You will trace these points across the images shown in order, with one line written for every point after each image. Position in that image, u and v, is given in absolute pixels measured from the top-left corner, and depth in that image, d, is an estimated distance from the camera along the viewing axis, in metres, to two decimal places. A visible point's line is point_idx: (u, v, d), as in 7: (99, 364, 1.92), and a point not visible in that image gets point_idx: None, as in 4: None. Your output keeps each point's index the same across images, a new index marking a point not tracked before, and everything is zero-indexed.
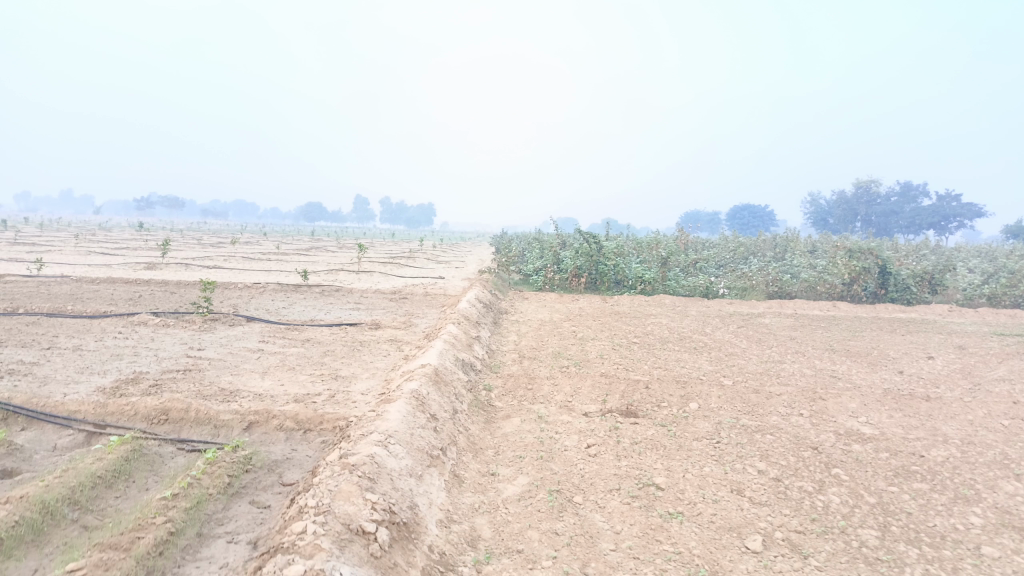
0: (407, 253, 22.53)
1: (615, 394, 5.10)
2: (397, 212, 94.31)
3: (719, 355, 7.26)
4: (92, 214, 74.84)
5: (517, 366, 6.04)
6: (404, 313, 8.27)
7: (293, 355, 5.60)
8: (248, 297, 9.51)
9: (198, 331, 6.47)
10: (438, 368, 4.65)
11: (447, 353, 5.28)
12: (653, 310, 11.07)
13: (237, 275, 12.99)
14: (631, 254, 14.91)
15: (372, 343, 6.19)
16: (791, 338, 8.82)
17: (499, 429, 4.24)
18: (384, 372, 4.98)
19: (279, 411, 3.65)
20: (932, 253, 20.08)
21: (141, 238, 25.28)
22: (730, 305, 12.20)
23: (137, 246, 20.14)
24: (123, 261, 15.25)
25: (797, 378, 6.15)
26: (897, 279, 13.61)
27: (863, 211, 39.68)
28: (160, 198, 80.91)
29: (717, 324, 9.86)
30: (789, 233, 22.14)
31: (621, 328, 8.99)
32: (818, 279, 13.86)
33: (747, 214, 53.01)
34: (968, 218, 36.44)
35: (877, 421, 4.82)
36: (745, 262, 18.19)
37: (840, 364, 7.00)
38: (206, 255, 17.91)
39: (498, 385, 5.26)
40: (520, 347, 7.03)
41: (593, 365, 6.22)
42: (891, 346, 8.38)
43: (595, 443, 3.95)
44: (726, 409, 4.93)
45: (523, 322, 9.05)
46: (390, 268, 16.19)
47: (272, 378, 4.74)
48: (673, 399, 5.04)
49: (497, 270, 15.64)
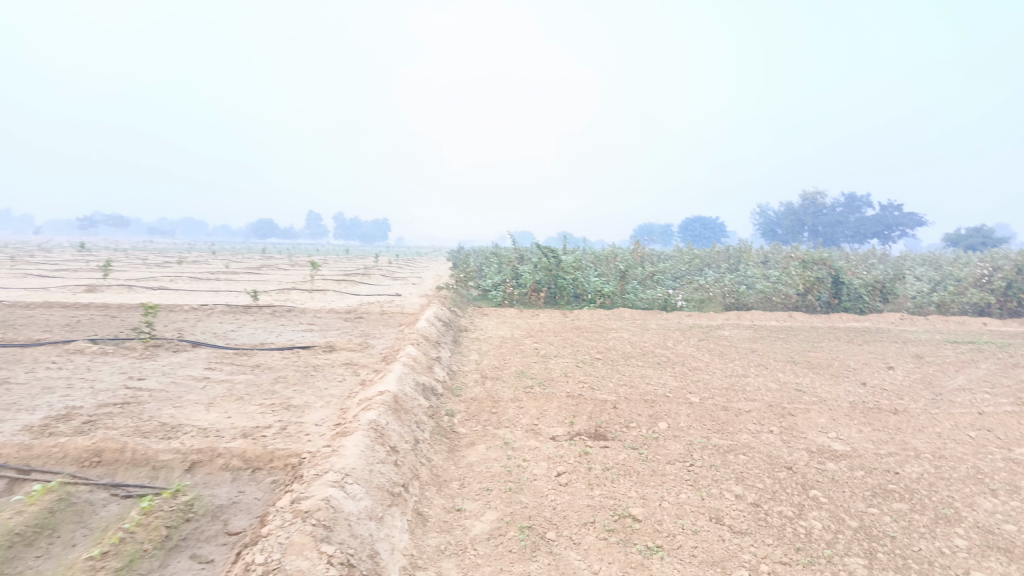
0: (361, 270, 22.12)
1: (582, 416, 4.92)
2: (351, 228, 93.23)
3: (683, 370, 7.15)
4: (31, 234, 72.10)
5: (479, 388, 5.82)
6: (360, 334, 7.98)
7: (242, 383, 5.29)
8: (194, 320, 9.09)
9: (139, 359, 6.09)
10: (397, 395, 4.41)
11: (406, 377, 5.04)
12: (614, 324, 10.98)
13: (183, 296, 12.49)
14: (589, 267, 14.84)
15: (327, 368, 5.90)
16: (753, 351, 8.80)
17: (464, 458, 4.01)
18: (339, 400, 4.71)
19: (225, 449, 3.36)
20: (880, 261, 20.53)
21: (82, 258, 24.30)
22: (689, 317, 12.20)
23: (77, 267, 19.32)
24: (61, 284, 14.54)
25: (764, 392, 6.07)
26: (850, 288, 13.81)
27: (810, 221, 40.63)
28: (104, 217, 78.41)
29: (679, 337, 9.81)
30: (741, 244, 22.43)
31: (582, 344, 8.85)
32: (773, 290, 13.99)
33: (699, 225, 53.80)
34: (910, 227, 37.59)
35: (847, 437, 4.75)
36: (700, 274, 18.30)
37: (804, 377, 6.96)
38: (151, 275, 17.27)
39: (461, 410, 5.03)
40: (482, 367, 6.82)
41: (557, 384, 6.04)
42: (851, 356, 8.41)
43: (565, 471, 3.76)
44: (696, 428, 4.80)
45: (484, 340, 8.83)
46: (345, 285, 15.83)
47: (219, 410, 4.43)
48: (642, 420, 4.89)
49: (455, 286, 15.40)
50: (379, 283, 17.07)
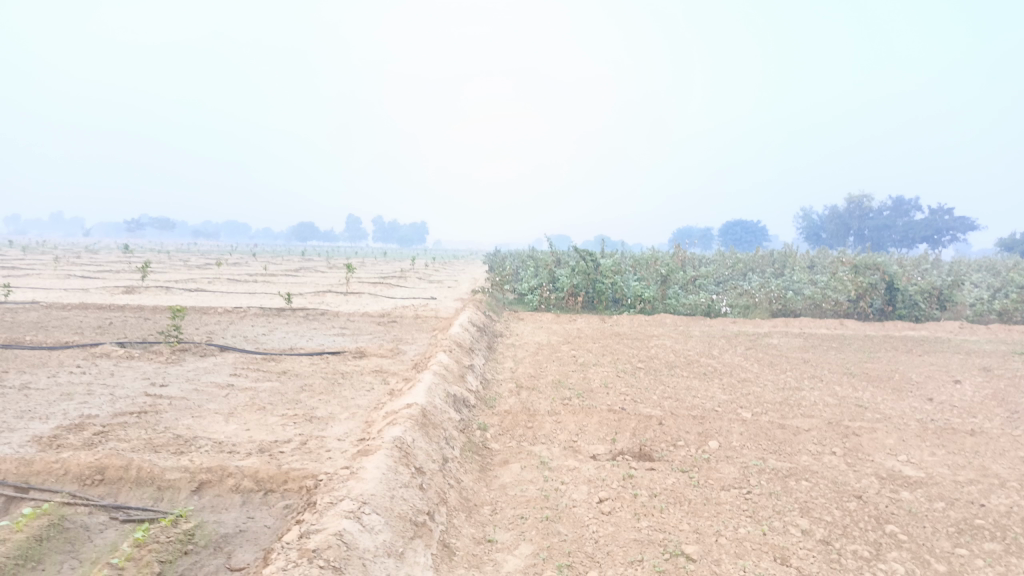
0: (398, 273, 22.02)
1: (625, 432, 4.56)
2: (389, 230, 93.82)
3: (731, 381, 6.72)
4: (82, 236, 74.15)
5: (514, 400, 5.49)
6: (392, 339, 7.71)
7: (266, 392, 5.04)
8: (226, 322, 8.93)
9: (164, 364, 5.90)
10: (427, 407, 4.10)
11: (437, 387, 4.73)
12: (655, 331, 10.55)
13: (218, 298, 12.42)
14: (628, 272, 14.41)
15: (355, 376, 5.63)
16: (805, 361, 8.30)
17: (497, 479, 3.69)
18: (365, 412, 4.42)
19: (236, 467, 3.08)
20: (933, 267, 19.64)
21: (125, 259, 24.68)
22: (734, 324, 11.69)
23: (119, 268, 19.54)
24: (101, 285, 14.60)
25: (821, 409, 5.62)
26: (905, 295, 13.15)
27: (856, 225, 39.44)
28: (151, 219, 80.34)
29: (724, 345, 9.35)
30: (786, 248, 21.71)
31: (623, 351, 8.45)
32: (823, 296, 13.39)
33: (739, 229, 52.76)
34: (961, 232, 36.19)
35: (920, 461, 4.30)
36: (744, 279, 17.71)
37: (863, 391, 6.47)
38: (188, 277, 17.33)
39: (494, 424, 4.70)
40: (517, 376, 6.49)
41: (597, 396, 5.67)
42: (911, 368, 7.86)
43: (608, 497, 3.40)
44: (751, 449, 4.40)
45: (519, 347, 8.50)
46: (381, 288, 15.65)
47: (238, 421, 4.18)
48: (690, 438, 4.51)
49: (491, 290, 15.11)
50: (415, 286, 16.86)
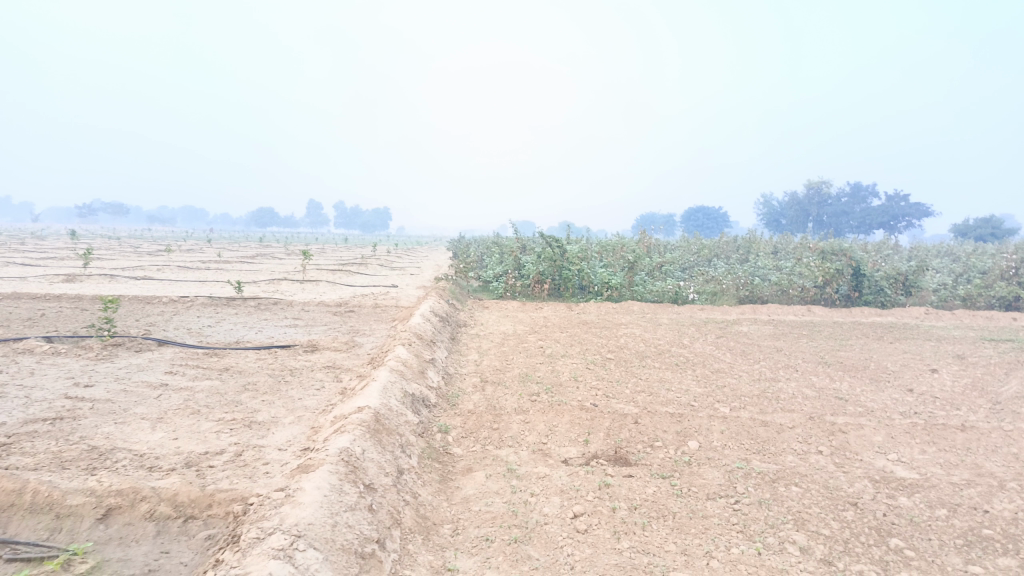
0: (358, 259, 21.42)
1: (598, 433, 4.21)
2: (351, 216, 92.36)
3: (705, 373, 6.41)
4: (30, 222, 71.40)
5: (478, 397, 5.10)
6: (347, 331, 7.24)
7: (204, 392, 4.56)
8: (170, 313, 8.36)
9: (94, 361, 5.37)
10: (380, 411, 3.68)
11: (393, 386, 4.31)
12: (624, 319, 10.24)
13: (165, 286, 11.75)
14: (594, 258, 14.08)
15: (305, 373, 5.18)
16: (777, 350, 8.05)
17: (459, 491, 3.30)
18: (313, 415, 3.99)
19: (152, 490, 2.63)
20: (894, 253, 19.73)
21: (71, 245, 23.60)
22: (702, 311, 11.47)
23: (62, 255, 18.58)
24: (39, 273, 13.77)
25: (802, 403, 5.34)
26: (871, 281, 13.07)
27: (815, 212, 39.80)
28: (103, 204, 77.79)
29: (695, 334, 9.07)
30: (750, 234, 21.61)
31: (592, 341, 8.11)
32: (790, 282, 13.22)
33: (701, 215, 53.00)
34: (917, 218, 36.81)
35: (913, 461, 4.03)
36: (710, 264, 17.57)
37: (841, 382, 6.22)
38: (136, 264, 16.49)
39: (456, 425, 4.30)
40: (482, 369, 6.09)
41: (567, 392, 5.32)
42: (886, 357, 7.66)
43: (583, 512, 3.04)
44: (733, 449, 4.09)
45: (484, 337, 8.11)
46: (339, 276, 15.05)
47: (167, 428, 3.71)
48: (668, 437, 4.18)
49: (454, 277, 14.67)
50: (375, 274, 16.31)
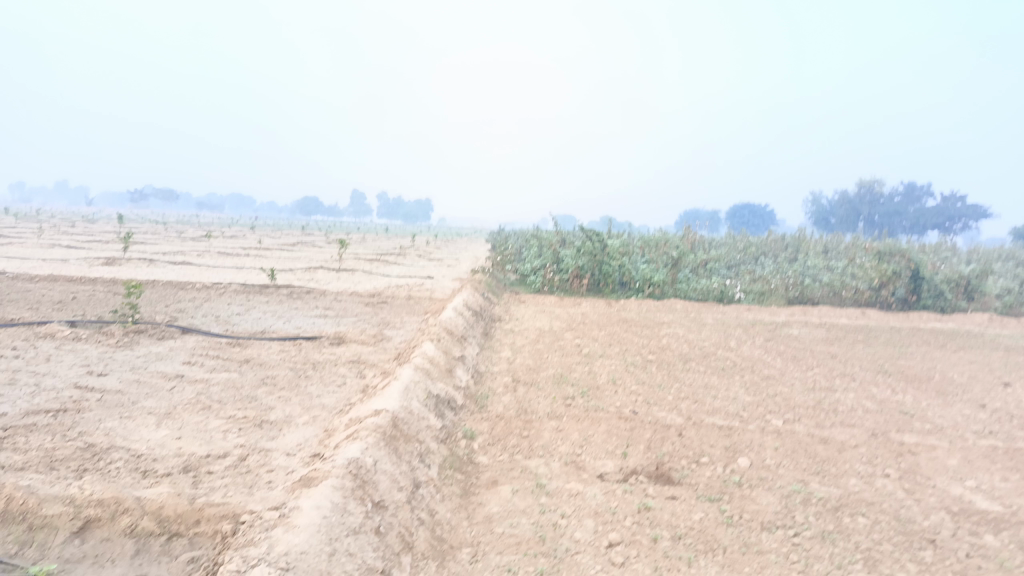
0: (396, 249, 21.24)
1: (638, 445, 3.84)
2: (393, 206, 92.87)
3: (754, 379, 5.98)
4: (83, 206, 73.39)
5: (509, 399, 4.77)
6: (377, 323, 6.98)
7: (219, 385, 4.32)
8: (200, 300, 8.21)
9: (113, 348, 5.19)
10: (399, 415, 3.37)
11: (416, 386, 4.00)
12: (666, 318, 9.81)
13: (201, 272, 11.70)
14: (636, 253, 13.63)
15: (327, 367, 4.91)
16: (831, 355, 7.54)
17: (482, 509, 2.97)
18: (329, 416, 3.70)
19: (137, 501, 2.35)
20: (952, 255, 18.81)
21: (119, 229, 23.96)
22: (749, 312, 10.96)
23: (107, 239, 18.81)
24: (81, 256, 13.84)
25: (862, 418, 4.88)
26: (931, 284, 12.36)
27: (866, 211, 38.51)
28: (153, 190, 79.58)
29: (742, 336, 8.60)
30: (798, 232, 20.85)
31: (632, 340, 7.71)
32: (843, 283, 12.59)
33: (747, 212, 51.77)
34: (974, 219, 35.33)
35: (996, 491, 3.57)
36: (756, 263, 16.97)
37: (904, 395, 5.72)
38: (176, 249, 16.54)
39: (484, 430, 3.97)
40: (514, 368, 5.76)
41: (605, 396, 4.96)
42: (951, 367, 7.10)
43: (620, 541, 2.69)
44: (789, 469, 3.69)
45: (519, 333, 7.77)
46: (376, 266, 14.87)
47: (173, 425, 3.46)
48: (716, 453, 3.79)
49: (492, 269, 14.35)
50: (412, 264, 16.10)
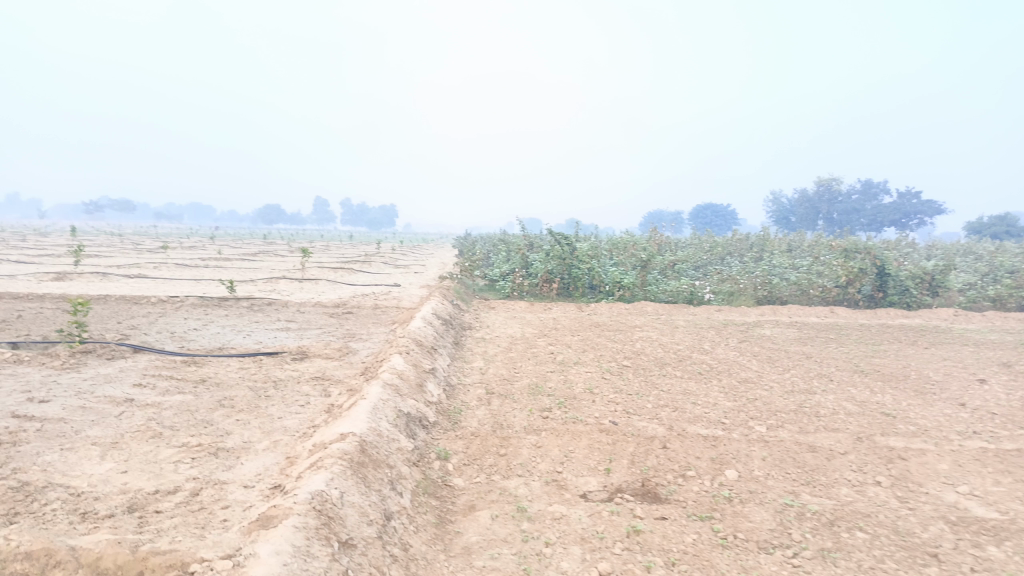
0: (361, 257, 20.84)
1: (621, 459, 3.66)
2: (357, 213, 91.93)
3: (733, 383, 5.84)
4: (36, 218, 71.19)
5: (483, 413, 4.55)
6: (342, 336, 6.70)
7: (173, 409, 4.03)
8: (155, 315, 7.83)
9: (58, 371, 4.84)
10: (368, 437, 3.13)
11: (385, 405, 3.76)
12: (638, 321, 9.68)
13: (157, 285, 11.25)
14: (605, 256, 13.51)
15: (290, 386, 4.64)
16: (807, 356, 7.46)
17: (460, 539, 2.75)
18: (291, 441, 3.44)
19: (72, 552, 2.08)
20: (913, 251, 19.10)
21: (71, 242, 23.14)
22: (720, 313, 10.89)
23: (57, 252, 18.12)
24: (30, 271, 13.25)
25: (846, 421, 4.77)
26: (896, 280, 12.45)
27: (825, 209, 39.05)
28: (109, 202, 77.65)
29: (716, 338, 8.50)
30: (762, 231, 21.00)
31: (606, 346, 7.54)
32: (811, 282, 12.63)
33: (710, 212, 52.28)
34: (929, 215, 36.10)
35: (990, 496, 3.45)
36: (723, 263, 17.00)
37: (883, 395, 5.63)
38: (131, 262, 15.96)
39: (458, 449, 3.75)
40: (487, 380, 5.54)
41: (582, 407, 4.77)
42: (926, 364, 7.06)
43: (611, 571, 2.49)
44: (778, 480, 3.53)
45: (490, 341, 7.56)
46: (341, 275, 14.52)
47: (119, 457, 3.17)
48: (702, 465, 3.63)
49: (459, 274, 14.10)
50: (378, 272, 15.77)
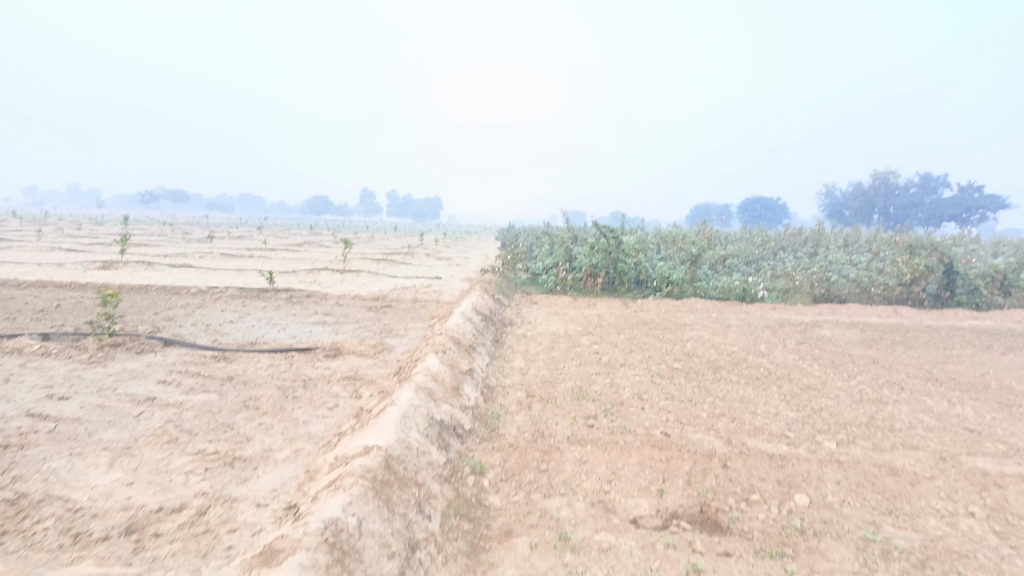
0: (403, 249, 20.61)
1: (675, 479, 3.29)
2: (402, 204, 92.43)
3: (795, 391, 5.39)
4: (94, 208, 73.32)
5: (523, 420, 4.22)
6: (378, 331, 6.45)
7: (194, 410, 3.79)
8: (192, 307, 7.69)
9: (84, 366, 4.67)
10: (394, 452, 2.82)
11: (416, 412, 3.44)
12: (688, 319, 9.23)
13: (199, 275, 11.21)
14: (652, 250, 13.04)
15: (319, 386, 4.37)
16: (873, 360, 6.93)
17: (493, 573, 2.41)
18: (314, 451, 3.16)
19: None
20: (979, 247, 18.09)
21: (120, 232, 23.57)
22: (774, 312, 10.35)
23: (107, 242, 18.41)
24: (78, 260, 13.37)
25: (925, 438, 4.29)
26: (965, 279, 11.71)
27: (881, 204, 37.39)
28: (163, 193, 79.62)
29: (772, 339, 8.00)
30: (816, 226, 20.18)
31: (655, 346, 7.13)
32: (871, 279, 11.95)
33: (759, 206, 51.00)
34: (992, 210, 34.49)
35: None
36: (775, 258, 16.33)
37: (965, 407, 5.11)
38: (177, 251, 16.05)
39: (494, 463, 3.43)
40: (528, 382, 5.19)
41: (631, 415, 4.39)
42: (1008, 373, 6.46)
43: None
44: (855, 508, 3.12)
45: (532, 339, 7.23)
46: (383, 267, 14.34)
47: (127, 466, 2.92)
48: (767, 489, 3.23)
49: (502, 268, 13.79)
50: (420, 264, 15.55)
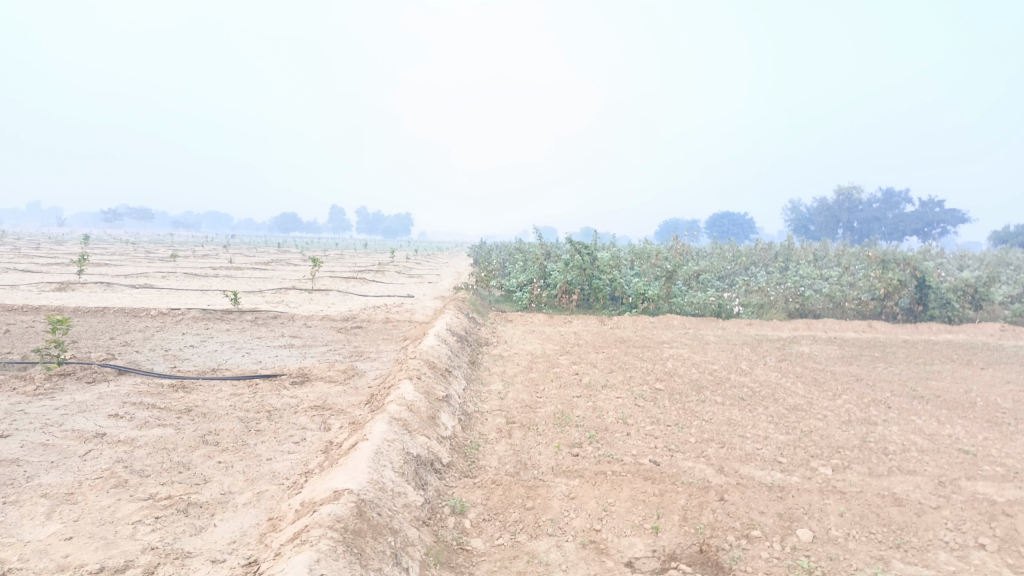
0: (374, 266, 20.26)
1: (670, 515, 3.07)
2: (372, 221, 91.78)
3: (782, 412, 5.22)
4: (54, 227, 71.51)
5: (504, 450, 3.97)
6: (349, 355, 6.16)
7: (147, 448, 3.48)
8: (151, 330, 7.32)
9: (28, 398, 4.32)
10: (367, 495, 2.56)
11: (390, 447, 3.18)
12: (666, 336, 9.06)
13: (160, 296, 10.78)
14: (627, 266, 12.91)
15: (285, 417, 4.08)
16: (856, 377, 6.81)
17: None
18: (278, 493, 2.88)
19: None
20: (945, 261, 18.30)
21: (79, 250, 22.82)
22: (751, 328, 10.24)
23: (65, 261, 17.80)
24: (32, 281, 12.81)
25: (921, 461, 4.13)
26: (937, 293, 11.75)
27: (846, 218, 38.04)
28: (126, 210, 78.02)
29: (752, 356, 7.86)
30: (786, 240, 20.28)
31: (635, 365, 6.94)
32: (845, 294, 11.92)
33: (728, 221, 51.51)
34: (953, 224, 35.20)
35: None
36: (748, 273, 16.33)
37: (955, 427, 4.98)
38: (139, 271, 15.51)
39: (476, 501, 3.17)
40: (507, 407, 4.95)
41: (617, 442, 4.17)
42: (991, 389, 6.37)
43: None
44: (861, 543, 2.93)
45: (508, 360, 6.99)
46: (353, 285, 13.99)
47: (67, 516, 2.61)
48: (768, 523, 3.03)
49: (475, 285, 13.54)
50: (391, 282, 15.24)
